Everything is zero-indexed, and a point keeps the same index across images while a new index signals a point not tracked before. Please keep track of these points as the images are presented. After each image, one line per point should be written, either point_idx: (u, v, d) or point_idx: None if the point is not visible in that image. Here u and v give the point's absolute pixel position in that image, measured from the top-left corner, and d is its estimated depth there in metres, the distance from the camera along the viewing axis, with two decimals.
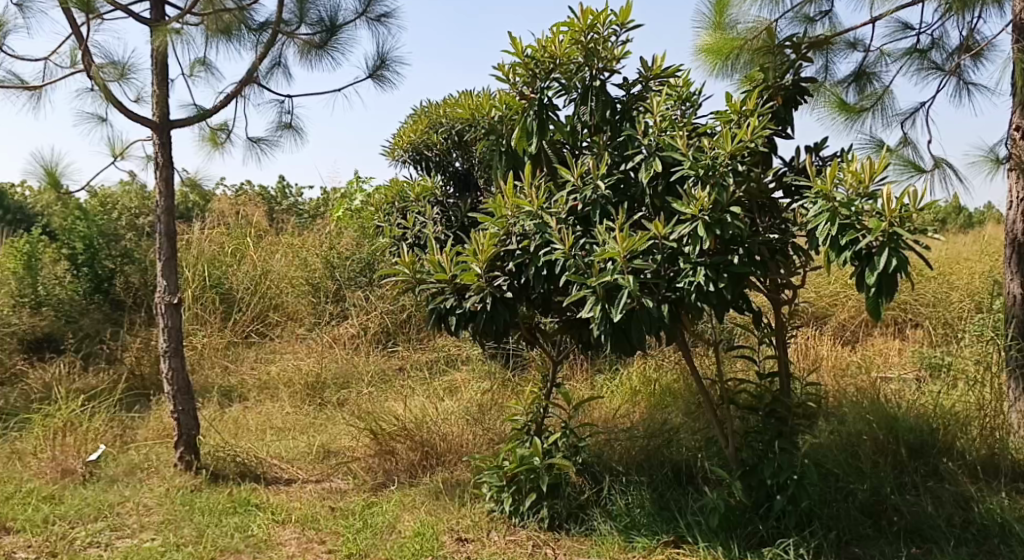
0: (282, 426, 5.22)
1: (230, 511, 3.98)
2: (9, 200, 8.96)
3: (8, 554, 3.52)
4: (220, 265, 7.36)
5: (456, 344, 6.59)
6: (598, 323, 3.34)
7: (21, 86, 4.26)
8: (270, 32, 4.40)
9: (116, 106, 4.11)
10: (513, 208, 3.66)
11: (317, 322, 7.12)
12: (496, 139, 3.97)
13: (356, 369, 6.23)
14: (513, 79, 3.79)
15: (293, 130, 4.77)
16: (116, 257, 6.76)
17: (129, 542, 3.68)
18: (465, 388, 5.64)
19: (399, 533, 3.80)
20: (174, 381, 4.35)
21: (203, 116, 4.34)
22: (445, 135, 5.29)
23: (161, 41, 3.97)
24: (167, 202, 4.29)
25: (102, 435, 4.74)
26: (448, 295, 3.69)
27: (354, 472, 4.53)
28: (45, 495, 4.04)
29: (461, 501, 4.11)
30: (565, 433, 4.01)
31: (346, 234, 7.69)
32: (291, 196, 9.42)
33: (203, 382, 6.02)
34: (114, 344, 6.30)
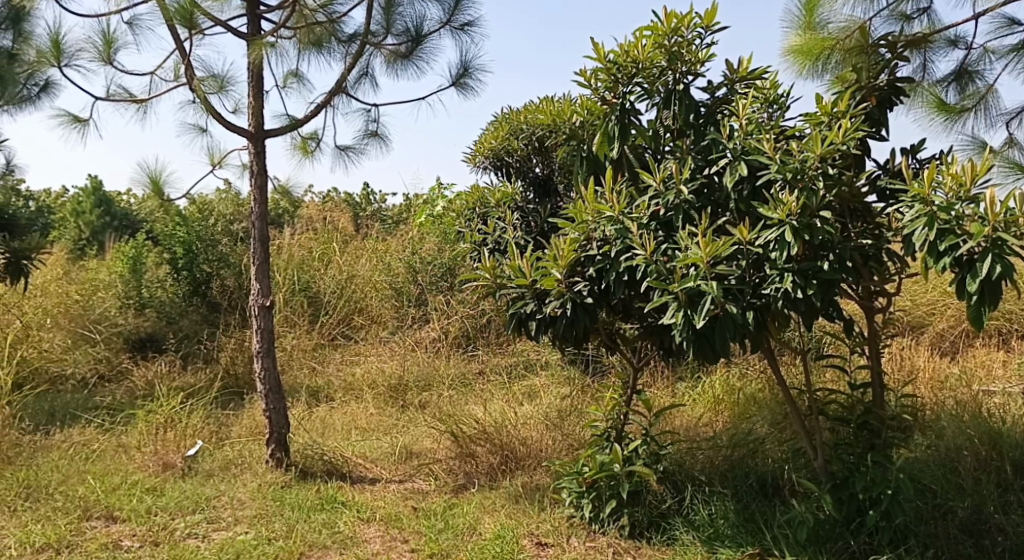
0: (367, 426, 5.35)
1: (319, 507, 4.10)
2: (115, 207, 9.52)
3: (115, 541, 3.72)
4: (308, 270, 7.60)
5: (535, 348, 6.62)
6: (680, 330, 3.30)
7: (128, 100, 4.50)
8: (358, 43, 4.52)
9: (215, 117, 4.30)
10: (594, 213, 3.65)
11: (400, 326, 7.27)
12: (577, 144, 3.97)
13: (438, 373, 6.33)
14: (595, 84, 3.78)
15: (379, 138, 4.89)
16: (213, 262, 7.10)
17: (224, 534, 3.84)
18: (544, 393, 5.66)
19: (480, 535, 3.85)
20: (266, 381, 4.51)
21: (295, 125, 4.49)
22: (525, 141, 5.23)
23: (257, 54, 4.14)
24: (260, 208, 4.47)
25: (199, 431, 4.96)
26: (528, 300, 3.73)
27: (435, 473, 4.59)
28: (147, 487, 4.25)
29: (541, 506, 4.12)
30: (646, 441, 3.98)
31: (428, 239, 7.82)
32: (376, 203, 9.64)
33: (292, 382, 6.23)
34: (211, 344, 6.58)
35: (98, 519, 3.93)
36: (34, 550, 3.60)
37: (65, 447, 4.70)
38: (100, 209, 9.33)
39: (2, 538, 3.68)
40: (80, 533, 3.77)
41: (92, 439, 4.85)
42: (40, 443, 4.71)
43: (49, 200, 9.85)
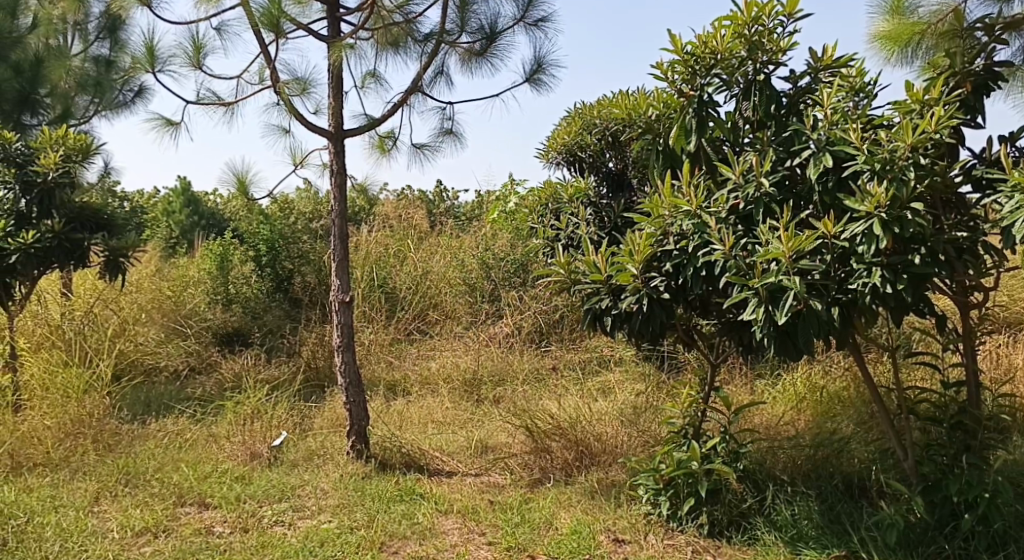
0: (443, 420, 5.43)
1: (398, 498, 4.19)
2: (202, 207, 9.94)
3: (207, 527, 3.88)
4: (384, 266, 7.75)
5: (609, 345, 6.58)
6: (761, 326, 3.24)
7: (217, 103, 4.68)
8: (433, 42, 4.58)
9: (297, 119, 4.43)
10: (671, 207, 3.61)
11: (473, 321, 7.33)
12: (653, 138, 3.93)
13: (512, 367, 6.36)
14: (672, 77, 3.74)
15: (454, 135, 4.94)
16: (294, 259, 7.36)
17: (309, 522, 3.96)
18: (618, 389, 5.63)
19: (556, 530, 3.86)
20: (346, 374, 4.62)
21: (373, 125, 4.58)
22: (599, 136, 5.21)
23: (336, 56, 4.24)
24: (340, 206, 4.57)
25: (283, 422, 5.12)
26: (603, 296, 3.70)
27: (511, 467, 4.62)
28: (237, 475, 4.42)
29: (617, 502, 4.10)
30: (725, 439, 3.91)
31: (500, 235, 7.89)
32: (448, 200, 9.74)
33: (370, 375, 6.36)
34: (293, 339, 6.78)
35: (192, 505, 4.11)
36: (134, 533, 3.79)
37: (161, 436, 4.93)
38: (189, 209, 9.76)
39: (105, 521, 3.88)
40: (175, 518, 3.94)
41: (184, 429, 5.07)
42: (137, 431, 4.94)
43: (141, 200, 10.33)
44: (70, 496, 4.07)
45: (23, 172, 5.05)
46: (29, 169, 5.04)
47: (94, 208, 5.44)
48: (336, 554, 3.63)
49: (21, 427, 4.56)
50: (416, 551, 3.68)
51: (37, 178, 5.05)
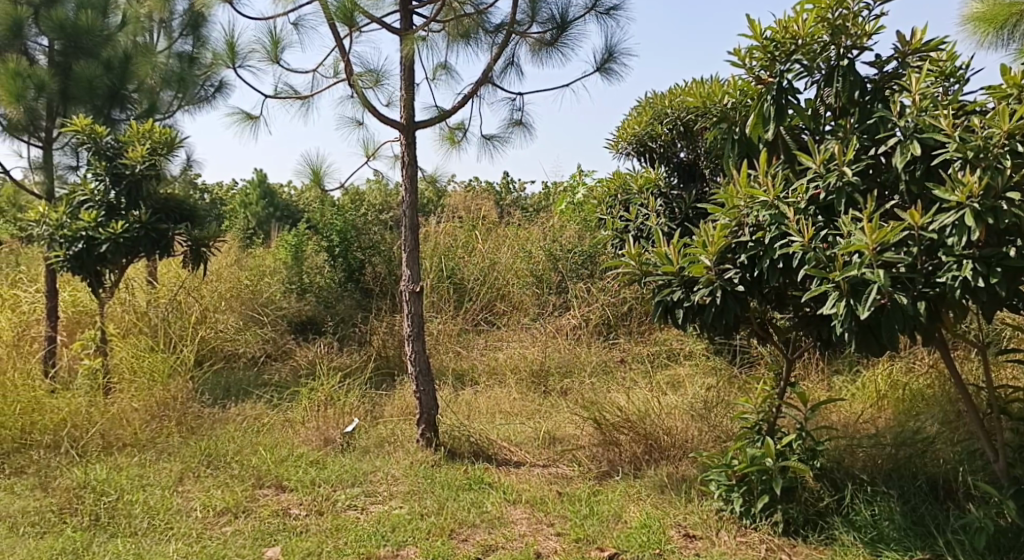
0: (510, 410, 5.44)
1: (466, 487, 4.23)
2: (278, 199, 10.22)
3: (284, 509, 3.99)
4: (453, 257, 7.82)
5: (678, 338, 6.48)
6: (842, 320, 3.13)
7: (294, 96, 4.78)
8: (504, 33, 4.58)
9: (371, 111, 4.49)
10: (747, 197, 3.53)
11: (541, 313, 7.31)
12: (728, 126, 3.85)
13: (579, 359, 6.34)
14: (750, 64, 3.65)
15: (523, 126, 4.92)
16: (365, 249, 7.48)
17: (380, 508, 4.03)
18: (688, 384, 5.54)
19: (625, 523, 3.83)
20: (416, 363, 4.66)
21: (444, 116, 4.61)
22: (671, 126, 5.07)
23: (409, 48, 4.28)
24: (411, 196, 4.62)
25: (355, 409, 5.23)
26: (675, 287, 3.64)
27: (579, 460, 4.60)
28: (311, 460, 4.53)
29: (688, 497, 4.04)
30: (801, 436, 3.81)
31: (568, 227, 7.88)
32: (515, 191, 9.76)
33: (439, 365, 6.42)
34: (364, 328, 6.90)
35: (269, 488, 4.23)
36: (216, 513, 3.92)
37: (240, 420, 5.09)
38: (264, 201, 10.06)
39: (188, 500, 4.02)
40: (253, 500, 4.07)
41: (261, 414, 5.22)
42: (217, 415, 5.11)
43: (220, 192, 10.66)
44: (156, 475, 4.24)
45: (113, 165, 5.29)
46: (118, 162, 5.28)
47: (178, 199, 5.63)
48: (408, 539, 3.69)
49: (111, 408, 4.76)
50: (485, 540, 3.71)
51: (126, 170, 5.28)
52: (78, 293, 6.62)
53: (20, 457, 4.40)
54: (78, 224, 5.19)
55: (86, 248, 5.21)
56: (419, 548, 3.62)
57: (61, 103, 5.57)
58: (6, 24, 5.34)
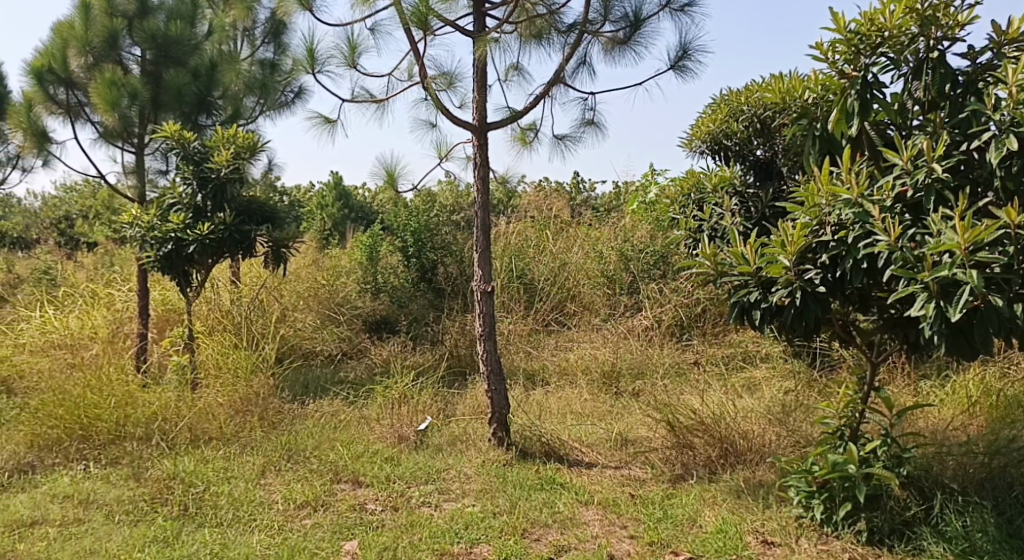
0: (582, 411, 5.43)
1: (539, 487, 4.23)
2: (352, 201, 10.43)
3: (361, 504, 4.07)
4: (524, 257, 7.84)
5: (754, 339, 6.34)
6: (932, 323, 3.01)
7: (370, 100, 4.87)
8: (577, 32, 4.57)
9: (444, 114, 4.54)
10: (829, 196, 3.42)
11: (612, 314, 7.26)
12: (809, 122, 3.76)
13: (651, 360, 6.26)
14: (832, 58, 3.54)
15: (596, 125, 4.90)
16: (438, 249, 7.56)
17: (454, 505, 4.08)
18: (765, 387, 5.42)
19: (700, 528, 3.78)
20: (487, 362, 4.68)
21: (517, 117, 4.63)
22: (747, 123, 4.98)
23: (482, 50, 4.30)
24: (483, 197, 4.65)
25: (428, 407, 5.30)
26: (752, 288, 3.56)
27: (652, 462, 4.55)
28: (386, 456, 4.62)
29: (766, 503, 3.95)
30: (886, 442, 3.67)
31: (641, 227, 7.80)
32: (585, 192, 9.72)
33: (510, 364, 6.44)
34: (437, 327, 6.99)
35: (347, 483, 4.32)
36: (296, 506, 4.03)
37: (318, 416, 5.22)
38: (340, 202, 10.29)
39: (271, 493, 4.15)
40: (332, 494, 4.17)
41: (339, 410, 5.35)
42: (297, 411, 5.26)
43: (298, 194, 10.94)
44: (240, 468, 4.39)
45: (200, 169, 5.50)
46: (205, 166, 5.48)
47: (260, 201, 5.80)
48: (482, 537, 3.72)
49: (198, 403, 4.95)
50: (558, 540, 3.71)
51: (212, 173, 5.48)
52: (168, 292, 6.90)
53: (115, 448, 4.60)
54: (168, 226, 5.40)
55: (175, 249, 5.43)
56: (492, 546, 3.65)
57: (152, 110, 5.80)
58: (103, 36, 5.65)
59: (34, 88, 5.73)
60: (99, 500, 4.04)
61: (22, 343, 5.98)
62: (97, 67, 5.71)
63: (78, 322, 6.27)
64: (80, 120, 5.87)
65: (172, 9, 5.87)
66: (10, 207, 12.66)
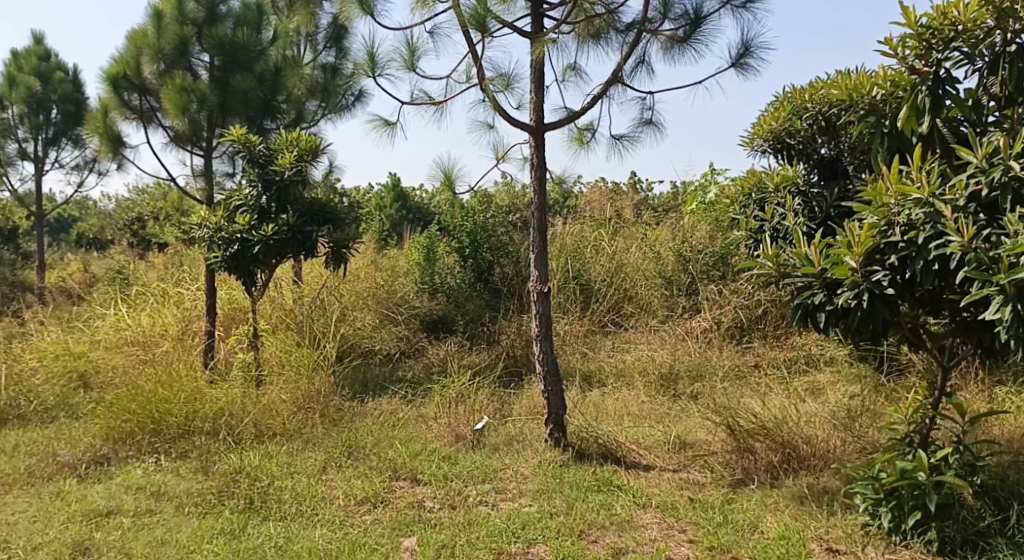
0: (639, 413, 5.38)
1: (596, 488, 4.21)
2: (410, 202, 10.55)
3: (420, 502, 4.12)
4: (580, 257, 7.81)
5: (818, 342, 6.19)
6: (1007, 326, 2.93)
7: (428, 102, 4.92)
8: (635, 31, 4.54)
9: (502, 115, 4.56)
10: (898, 195, 3.32)
11: (670, 315, 7.18)
12: (877, 120, 3.64)
13: (710, 362, 6.18)
14: (902, 53, 3.45)
15: (654, 125, 4.85)
16: (494, 250, 7.60)
17: (511, 504, 4.10)
18: (830, 391, 5.29)
19: (762, 533, 3.72)
20: (544, 363, 4.67)
21: (574, 117, 4.62)
22: (810, 120, 4.83)
23: (540, 51, 4.31)
24: (540, 198, 4.65)
25: (485, 407, 5.32)
26: (817, 290, 3.49)
27: (711, 466, 4.47)
28: (443, 455, 4.65)
29: (830, 510, 3.86)
30: (958, 450, 3.55)
31: (700, 227, 7.70)
32: (642, 192, 9.65)
33: (566, 365, 6.43)
34: (493, 327, 7.03)
35: (405, 480, 4.37)
36: (357, 502, 4.10)
37: (377, 414, 5.30)
38: (398, 203, 10.41)
39: (332, 489, 4.23)
40: (391, 491, 4.22)
41: (397, 409, 5.42)
42: (356, 409, 5.35)
43: (358, 195, 11.11)
44: (302, 464, 4.48)
45: (265, 172, 5.64)
46: (269, 169, 5.63)
47: (321, 202, 5.90)
48: (539, 537, 3.72)
49: (262, 399, 5.07)
50: (616, 542, 3.69)
51: (276, 176, 5.63)
52: (233, 291, 7.09)
53: (184, 442, 4.75)
54: (234, 227, 5.55)
55: (240, 250, 5.57)
56: (549, 546, 3.66)
57: (220, 115, 5.97)
58: (174, 43, 5.84)
59: (110, 94, 5.97)
60: (170, 491, 4.17)
61: (97, 340, 6.22)
62: (169, 73, 5.90)
63: (149, 320, 6.50)
64: (152, 125, 6.08)
65: (239, 15, 6.02)
66: (86, 210, 13.17)
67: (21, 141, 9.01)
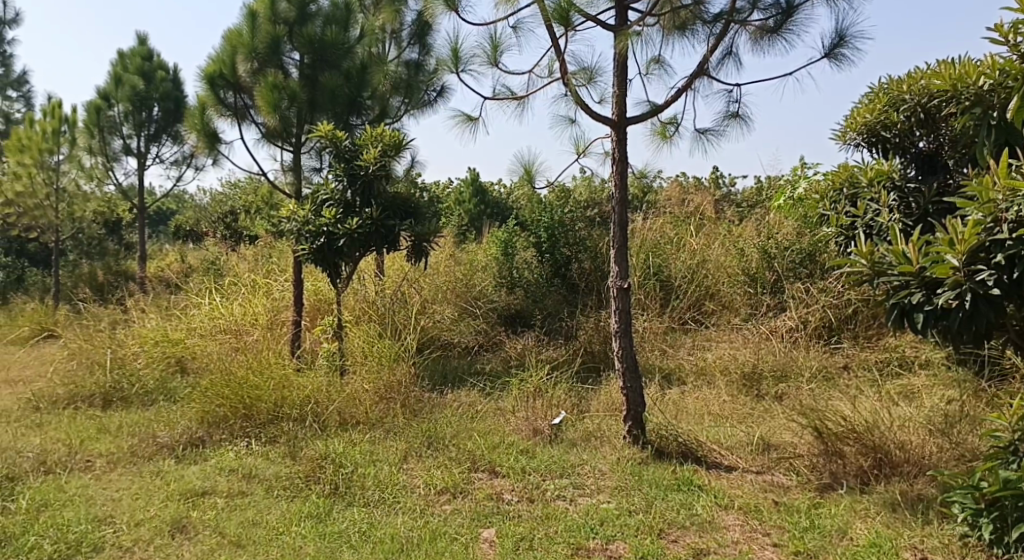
0: (720, 412, 5.27)
1: (676, 487, 4.15)
2: (489, 197, 10.61)
3: (498, 494, 4.14)
4: (661, 253, 7.70)
5: (913, 344, 5.95)
6: None
7: (510, 97, 4.93)
8: (723, 23, 4.45)
9: (584, 109, 4.54)
10: (1007, 190, 3.15)
11: (753, 313, 7.01)
12: (984, 111, 3.54)
13: (796, 362, 6.00)
14: (1014, 39, 3.27)
15: (740, 118, 4.74)
16: (573, 245, 7.58)
17: (589, 500, 4.08)
18: (925, 396, 5.07)
19: (851, 540, 3.61)
20: (623, 359, 4.62)
21: (658, 111, 4.55)
22: (908, 113, 4.60)
23: (624, 44, 4.26)
24: (621, 193, 4.60)
25: (562, 402, 5.30)
26: (914, 289, 3.34)
27: (797, 469, 4.34)
28: (521, 449, 4.67)
29: (925, 519, 3.72)
30: None
31: (787, 223, 7.48)
32: (724, 187, 9.46)
33: (646, 362, 6.34)
34: (572, 323, 7.01)
35: (483, 472, 4.41)
36: (437, 491, 4.15)
37: (456, 406, 5.37)
38: (477, 198, 10.49)
39: (413, 477, 4.30)
40: (470, 482, 4.26)
41: (476, 401, 5.48)
42: (436, 401, 5.42)
43: (437, 190, 11.24)
44: (385, 452, 4.57)
45: (350, 167, 5.77)
46: (355, 164, 5.75)
47: (404, 197, 6.00)
48: (617, 534, 3.70)
49: (346, 388, 5.20)
50: (696, 543, 3.63)
51: (361, 171, 5.74)
52: (319, 283, 7.29)
53: (273, 427, 4.90)
54: (321, 221, 5.69)
55: (327, 243, 5.72)
56: (628, 544, 3.62)
57: (309, 112, 6.15)
58: (267, 42, 6.03)
59: (207, 93, 6.21)
60: (260, 474, 4.32)
61: (193, 327, 6.50)
62: (261, 72, 6.10)
63: (241, 309, 6.75)
64: (245, 122, 6.30)
65: (328, 15, 6.17)
66: (183, 203, 13.75)
67: (125, 138, 9.43)
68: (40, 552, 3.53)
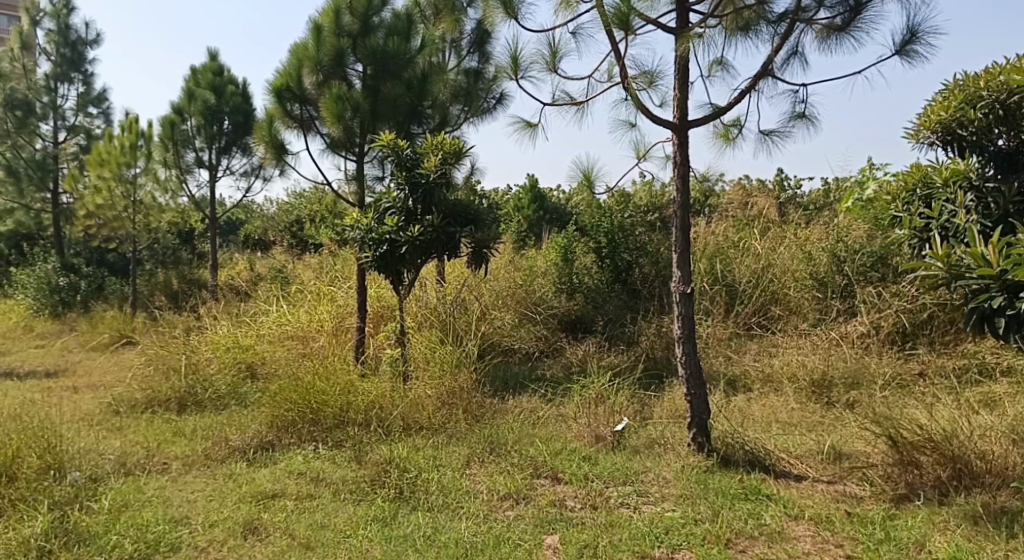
0: (789, 420, 5.15)
1: (743, 496, 4.06)
2: (548, 203, 10.61)
3: (561, 500, 4.13)
4: (725, 258, 7.58)
5: (994, 350, 5.72)
6: None
7: (570, 103, 4.93)
8: (788, 22, 4.36)
9: (645, 113, 4.50)
10: None
11: (822, 318, 6.80)
12: None
13: (868, 369, 5.83)
14: None
15: (806, 118, 4.63)
16: (633, 251, 7.54)
17: (653, 508, 4.03)
18: (1008, 404, 4.86)
19: (929, 553, 3.49)
20: (687, 365, 4.54)
21: (720, 113, 4.49)
22: (986, 110, 4.70)
23: (685, 47, 4.22)
24: (683, 197, 4.54)
25: (625, 409, 5.25)
26: (995, 293, 3.22)
27: (870, 479, 4.20)
28: (583, 455, 4.65)
29: (1010, 532, 3.57)
30: None
31: (856, 226, 7.27)
32: (790, 189, 9.26)
33: (709, 368, 6.24)
34: (634, 328, 6.95)
35: (546, 478, 4.41)
36: (500, 497, 4.17)
37: (518, 411, 5.37)
38: (536, 204, 10.50)
39: (476, 483, 4.32)
40: (532, 488, 4.26)
41: (538, 407, 5.47)
42: (498, 406, 5.43)
43: (496, 197, 11.29)
44: (447, 457, 4.60)
45: (411, 175, 5.81)
46: (416, 172, 5.80)
47: (465, 203, 6.03)
48: (683, 544, 3.65)
49: (409, 393, 5.26)
50: (765, 553, 3.56)
51: (422, 179, 5.80)
52: (383, 290, 7.40)
53: (339, 432, 5.00)
54: (384, 229, 5.77)
55: (389, 250, 5.80)
56: (694, 553, 3.57)
57: (371, 121, 6.25)
58: (332, 55, 6.16)
59: (275, 105, 6.36)
60: (327, 478, 4.40)
61: (262, 333, 6.67)
62: (326, 84, 6.24)
63: (307, 317, 6.89)
64: (311, 133, 6.43)
65: (390, 26, 6.27)
66: (251, 213, 14.15)
67: (198, 150, 9.79)
68: (122, 551, 3.66)
